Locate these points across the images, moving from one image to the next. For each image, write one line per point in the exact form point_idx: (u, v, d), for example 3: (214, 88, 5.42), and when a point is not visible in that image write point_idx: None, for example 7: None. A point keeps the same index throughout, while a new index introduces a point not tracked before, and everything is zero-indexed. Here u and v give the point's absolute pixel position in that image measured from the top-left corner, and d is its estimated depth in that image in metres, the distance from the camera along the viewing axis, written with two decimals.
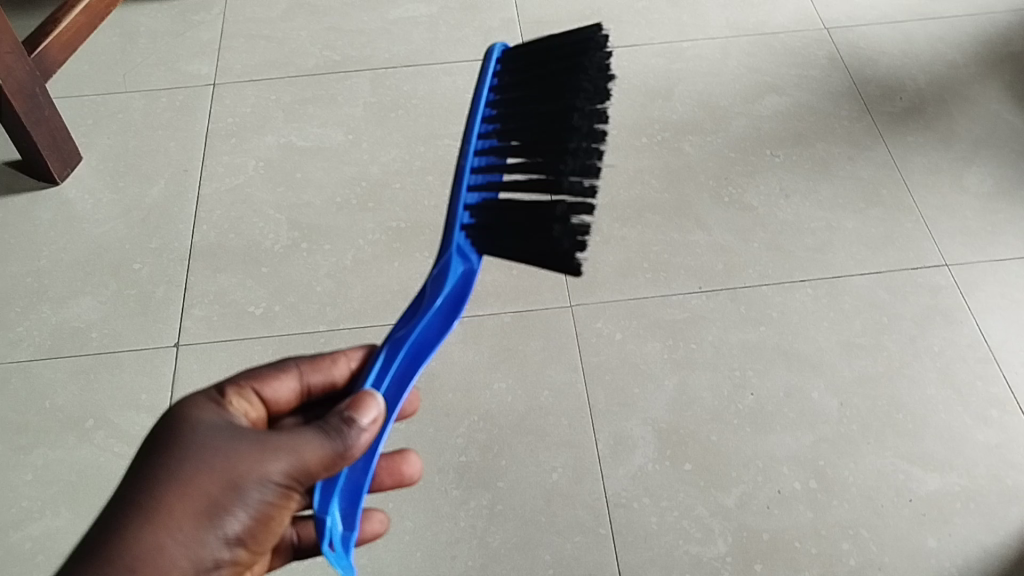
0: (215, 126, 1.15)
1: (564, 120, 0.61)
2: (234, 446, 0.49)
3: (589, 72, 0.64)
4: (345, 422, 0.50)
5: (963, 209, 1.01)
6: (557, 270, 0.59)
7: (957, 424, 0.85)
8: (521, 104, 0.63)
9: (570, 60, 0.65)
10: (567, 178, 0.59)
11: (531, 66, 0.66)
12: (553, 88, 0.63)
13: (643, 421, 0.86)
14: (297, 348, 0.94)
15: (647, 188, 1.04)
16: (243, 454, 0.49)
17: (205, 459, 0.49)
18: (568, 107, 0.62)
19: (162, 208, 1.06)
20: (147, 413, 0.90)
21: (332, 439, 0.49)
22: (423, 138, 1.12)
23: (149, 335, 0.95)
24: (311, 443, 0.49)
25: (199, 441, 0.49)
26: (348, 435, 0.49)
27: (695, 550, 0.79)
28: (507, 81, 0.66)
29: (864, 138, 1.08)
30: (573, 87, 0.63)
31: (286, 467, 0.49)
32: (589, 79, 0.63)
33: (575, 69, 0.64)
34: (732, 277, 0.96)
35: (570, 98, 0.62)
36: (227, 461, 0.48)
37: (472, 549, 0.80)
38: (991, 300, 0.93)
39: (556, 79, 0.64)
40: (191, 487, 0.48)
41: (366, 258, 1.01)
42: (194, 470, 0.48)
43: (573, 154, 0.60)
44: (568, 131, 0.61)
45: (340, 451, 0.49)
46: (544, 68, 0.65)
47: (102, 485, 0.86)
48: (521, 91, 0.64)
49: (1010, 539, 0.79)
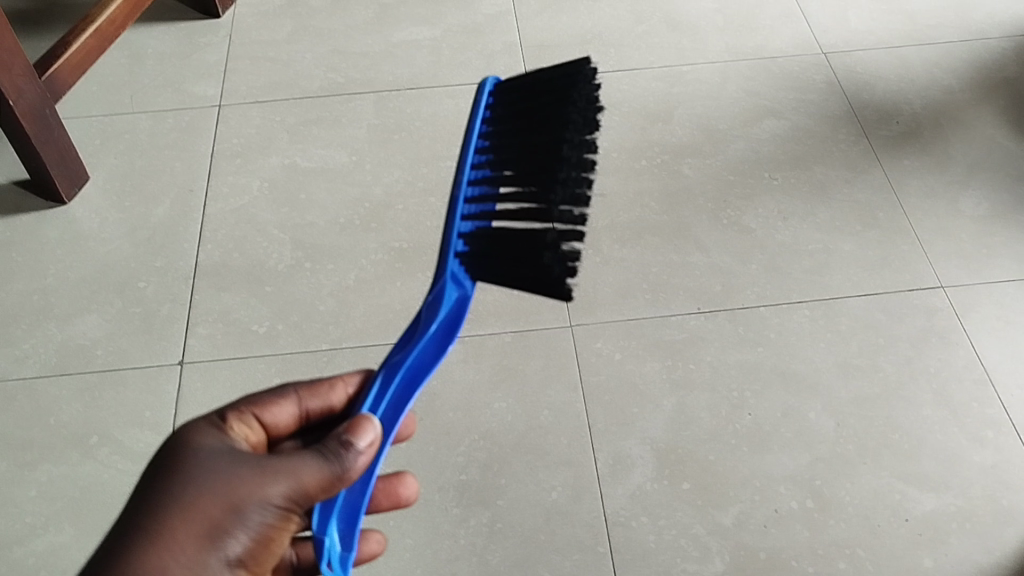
0: (220, 147, 1.17)
1: (554, 151, 0.62)
2: (234, 470, 0.50)
3: (578, 103, 0.65)
4: (342, 445, 0.51)
5: (959, 232, 1.02)
6: (547, 296, 0.60)
7: (952, 445, 0.86)
8: (513, 134, 0.64)
9: (559, 92, 0.66)
10: (556, 208, 0.61)
11: (522, 97, 0.67)
12: (544, 120, 0.65)
13: (641, 440, 0.86)
14: (299, 366, 0.95)
15: (646, 210, 1.05)
16: (244, 478, 0.50)
17: (207, 483, 0.49)
18: (559, 138, 0.63)
19: (167, 227, 1.08)
20: (151, 430, 0.90)
21: (330, 462, 0.50)
22: (426, 159, 1.14)
23: (154, 353, 0.96)
24: (309, 466, 0.50)
25: (201, 465, 0.50)
26: (346, 457, 0.50)
27: (693, 568, 0.79)
28: (499, 111, 0.67)
29: (861, 162, 1.10)
30: (563, 117, 0.64)
31: (285, 489, 0.50)
32: (578, 111, 0.65)
33: (565, 101, 0.65)
34: (731, 298, 0.97)
35: (560, 130, 0.63)
36: (228, 485, 0.49)
37: (471, 567, 0.80)
38: (986, 322, 0.94)
39: (547, 111, 0.65)
40: (193, 510, 0.48)
41: (368, 278, 1.02)
42: (196, 493, 0.49)
43: (563, 183, 0.60)
44: (557, 161, 0.62)
45: (338, 473, 0.50)
46: (535, 100, 0.66)
47: (105, 501, 0.86)
48: (513, 121, 0.65)
49: (1006, 559, 0.79)
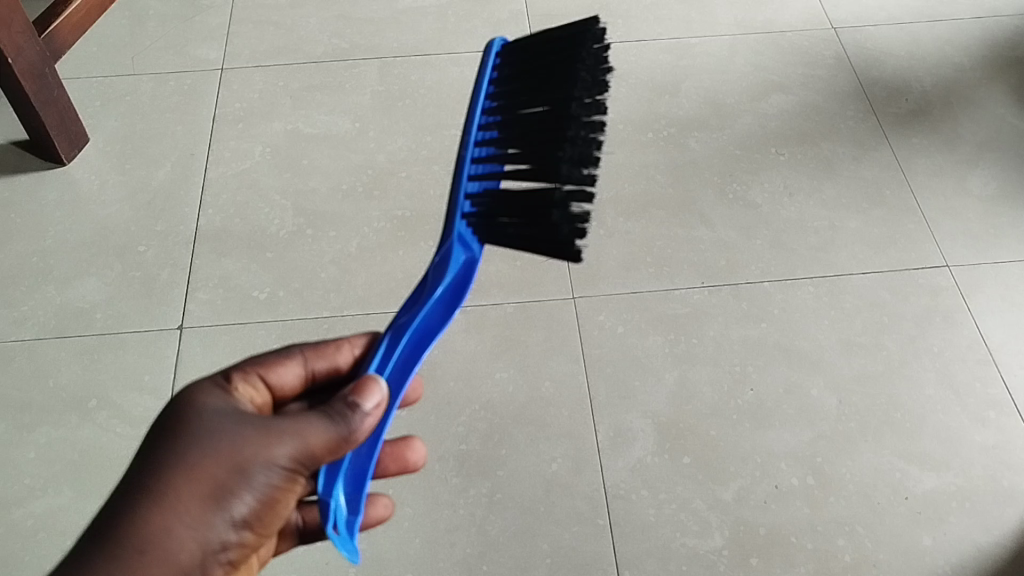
0: (222, 111, 1.15)
1: (565, 109, 0.61)
2: (239, 431, 0.50)
3: (586, 62, 0.64)
4: (349, 407, 0.50)
5: (966, 212, 1.01)
6: (556, 256, 0.59)
7: (955, 425, 0.86)
8: (521, 95, 0.63)
9: (566, 51, 0.65)
10: (564, 165, 0.59)
11: (527, 58, 0.66)
12: (552, 79, 0.64)
13: (642, 414, 0.86)
14: (300, 333, 0.94)
15: (652, 183, 1.05)
16: (250, 438, 0.49)
17: (213, 444, 0.49)
18: (567, 96, 0.62)
19: (168, 191, 1.07)
20: (150, 394, 0.90)
21: (337, 423, 0.49)
22: (430, 128, 1.12)
23: (154, 318, 0.96)
24: (316, 427, 0.49)
25: (206, 426, 0.50)
26: (352, 419, 0.49)
27: (692, 543, 0.79)
28: (505, 73, 0.66)
29: (869, 139, 1.09)
30: (572, 75, 0.63)
31: (291, 451, 0.49)
32: (587, 70, 0.64)
33: (573, 59, 0.64)
34: (734, 274, 0.96)
35: (568, 89, 0.62)
36: (233, 446, 0.49)
37: (471, 537, 0.80)
38: (991, 302, 0.94)
39: (555, 70, 0.64)
40: (197, 471, 0.48)
41: (371, 246, 1.01)
42: (201, 454, 0.49)
43: (571, 142, 0.60)
44: (565, 120, 0.61)
45: (344, 435, 0.49)
46: (544, 60, 0.65)
47: (103, 464, 0.86)
48: (520, 82, 0.64)
49: (1004, 538, 0.79)
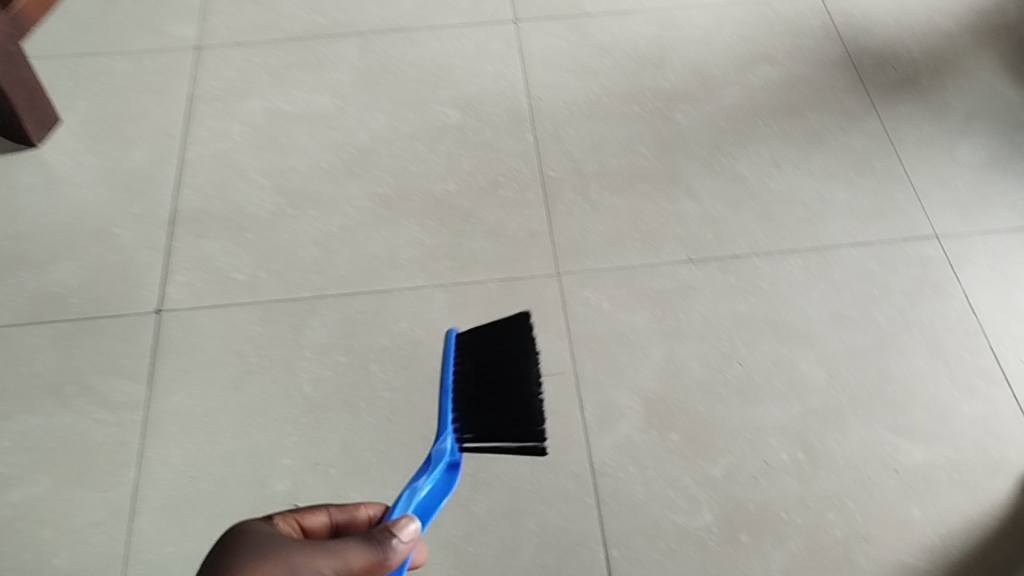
0: (199, 90, 1.13)
1: (518, 372, 0.67)
2: (287, 544, 0.51)
3: (526, 349, 0.69)
4: (387, 534, 0.53)
5: (955, 180, 1.00)
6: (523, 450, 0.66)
7: (944, 396, 0.85)
8: (481, 374, 0.68)
9: (512, 330, 0.71)
10: (521, 417, 0.65)
11: (480, 344, 0.70)
12: (502, 362, 0.68)
13: (629, 390, 0.85)
14: (281, 314, 0.92)
15: (637, 157, 1.03)
16: (298, 550, 0.51)
17: (265, 554, 0.50)
18: (523, 364, 0.68)
19: (145, 172, 1.05)
20: (129, 379, 0.88)
21: (375, 547, 0.52)
22: (412, 104, 1.10)
23: (131, 301, 0.94)
24: (355, 548, 0.52)
25: (257, 540, 0.51)
26: (389, 545, 0.52)
27: (681, 520, 0.78)
28: (462, 356, 0.70)
29: (857, 109, 1.07)
30: (521, 348, 0.69)
31: (333, 565, 0.51)
32: (526, 354, 0.69)
33: (517, 351, 0.69)
34: (722, 247, 0.95)
35: (519, 369, 0.68)
36: (282, 554, 0.50)
37: (456, 518, 0.79)
38: (980, 272, 0.93)
39: (503, 356, 0.69)
40: (250, 573, 0.49)
41: (352, 224, 0.99)
42: (254, 560, 0.50)
43: (524, 398, 0.66)
44: (522, 375, 0.67)
45: (381, 559, 0.52)
46: (495, 350, 0.69)
47: (82, 451, 0.84)
48: (475, 366, 0.69)
49: (994, 509, 0.78)
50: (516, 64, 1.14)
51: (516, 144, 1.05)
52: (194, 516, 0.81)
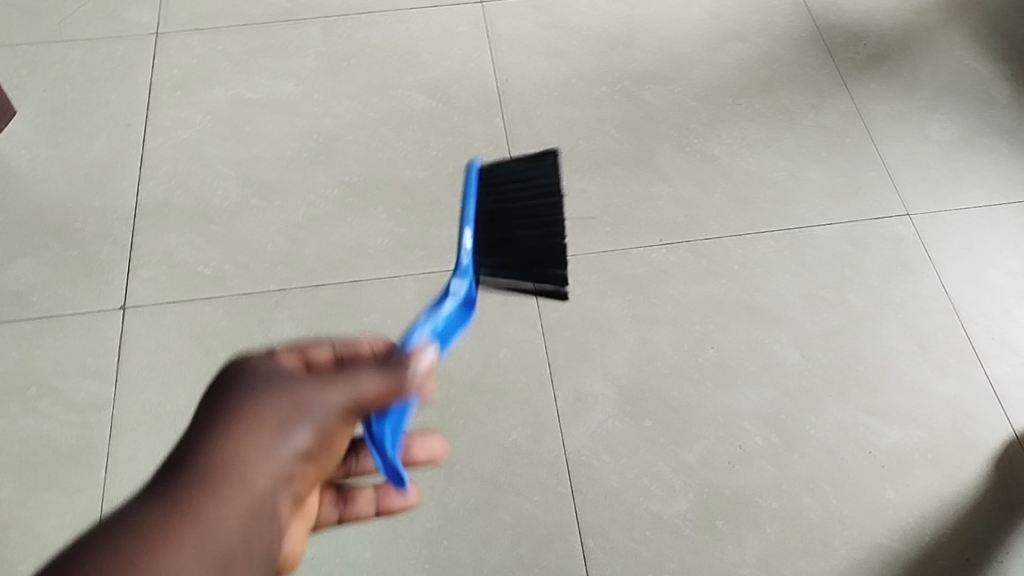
0: (158, 78, 1.10)
1: (542, 214, 0.61)
2: (291, 373, 0.43)
3: (550, 193, 0.63)
4: (404, 358, 0.44)
5: (927, 157, 1.00)
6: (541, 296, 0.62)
7: (917, 376, 0.84)
8: (502, 211, 0.61)
9: (537, 168, 0.64)
10: (546, 268, 0.60)
11: (503, 179, 0.63)
12: (523, 201, 0.62)
13: (603, 377, 0.84)
14: (248, 308, 0.91)
15: (608, 139, 1.02)
16: (304, 380, 0.42)
17: (269, 386, 0.42)
18: (545, 210, 0.62)
19: (105, 164, 1.02)
20: (94, 378, 0.87)
21: (393, 370, 0.44)
22: (378, 89, 1.08)
23: (94, 298, 0.92)
24: (371, 373, 0.43)
25: (257, 367, 0.43)
26: (408, 369, 0.44)
27: (656, 507, 0.78)
28: (482, 185, 0.62)
29: (828, 86, 1.06)
30: (546, 192, 0.63)
31: (347, 396, 0.42)
32: (550, 197, 0.63)
33: (542, 192, 0.63)
34: (693, 230, 0.94)
35: (542, 214, 0.61)
36: (288, 387, 0.42)
37: (430, 512, 0.78)
38: (951, 250, 0.93)
39: (526, 194, 0.62)
40: (253, 408, 0.41)
41: (319, 214, 0.97)
42: (254, 396, 0.42)
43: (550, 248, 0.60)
44: (544, 218, 0.61)
45: (402, 382, 0.44)
46: (517, 187, 0.63)
47: (47, 454, 0.83)
48: (499, 202, 0.61)
49: (967, 488, 0.79)
50: (483, 46, 1.12)
51: (484, 127, 1.03)
52: None
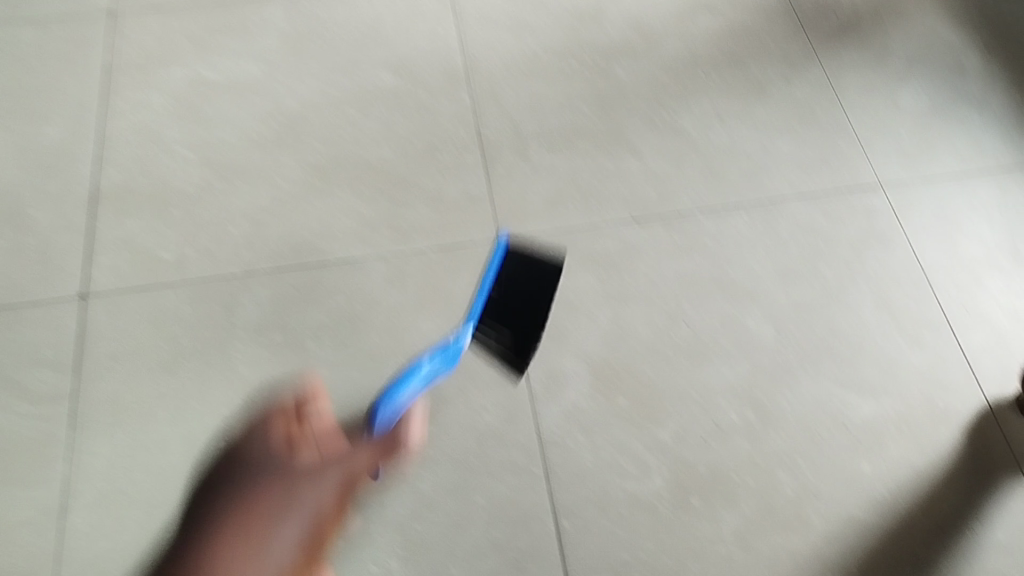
0: (115, 59, 1.07)
1: (533, 303, 0.75)
2: None
3: (549, 288, 0.76)
4: None
5: (899, 128, 0.99)
6: (507, 369, 0.77)
7: (892, 348, 0.84)
8: (510, 296, 0.76)
9: (541, 265, 0.77)
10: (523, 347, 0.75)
11: (522, 266, 0.78)
12: (524, 291, 0.76)
13: (575, 356, 0.83)
14: (212, 294, 0.88)
15: (577, 114, 1.00)
16: None
17: None
18: (534, 301, 0.75)
19: (60, 148, 0.99)
20: (53, 369, 0.84)
21: None
22: (342, 67, 1.05)
23: (53, 287, 0.89)
24: None
25: None
26: None
27: (631, 486, 0.77)
28: (506, 265, 0.78)
29: (800, 57, 1.05)
30: (541, 286, 0.76)
31: None
32: (547, 294, 0.76)
33: (544, 289, 0.76)
34: (665, 205, 0.93)
35: (534, 305, 0.75)
36: None
37: (402, 496, 0.76)
38: (924, 220, 0.92)
39: (528, 287, 0.76)
40: None
41: (283, 196, 0.95)
42: None
43: (528, 332, 0.75)
44: (528, 305, 0.75)
45: None
46: (528, 280, 0.77)
47: (6, 448, 0.80)
48: (510, 286, 0.77)
49: (942, 459, 0.78)
50: (449, 22, 1.09)
51: (452, 105, 1.01)
52: (132, 508, 0.77)
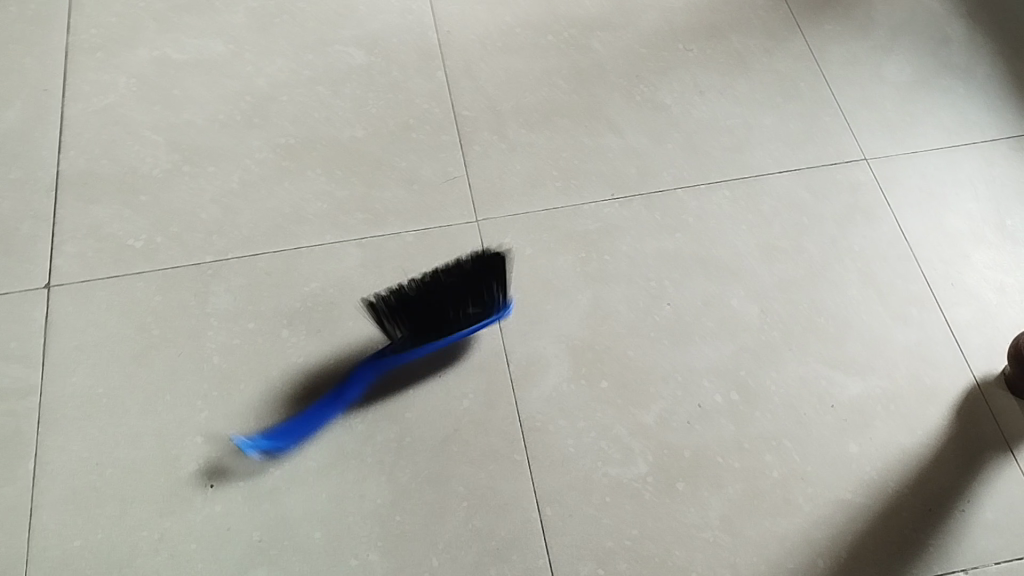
0: (76, 40, 1.03)
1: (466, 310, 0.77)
2: None
3: (484, 288, 0.77)
4: None
5: (883, 100, 0.97)
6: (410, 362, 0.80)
7: (878, 326, 0.82)
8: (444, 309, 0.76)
9: (480, 268, 0.77)
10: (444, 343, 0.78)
11: (460, 273, 0.76)
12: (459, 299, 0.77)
13: (556, 339, 0.81)
14: (182, 282, 0.86)
15: (555, 91, 0.97)
16: None
17: None
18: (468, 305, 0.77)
19: (21, 133, 0.95)
20: (19, 362, 0.81)
21: None
22: (312, 45, 1.02)
23: (16, 277, 0.86)
24: None
25: None
26: None
27: (614, 472, 0.75)
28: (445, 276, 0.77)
29: (782, 29, 1.03)
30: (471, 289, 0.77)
31: None
32: (478, 291, 0.77)
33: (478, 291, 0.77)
34: (646, 182, 0.91)
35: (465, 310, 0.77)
36: None
37: (381, 487, 0.75)
38: (909, 195, 0.90)
39: (463, 294, 0.77)
40: None
41: (254, 179, 0.92)
42: None
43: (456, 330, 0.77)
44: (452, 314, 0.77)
45: None
46: (465, 287, 0.76)
47: None
48: (447, 299, 0.76)
49: (930, 438, 0.77)
50: None
51: (426, 83, 0.98)
52: (102, 505, 0.74)
